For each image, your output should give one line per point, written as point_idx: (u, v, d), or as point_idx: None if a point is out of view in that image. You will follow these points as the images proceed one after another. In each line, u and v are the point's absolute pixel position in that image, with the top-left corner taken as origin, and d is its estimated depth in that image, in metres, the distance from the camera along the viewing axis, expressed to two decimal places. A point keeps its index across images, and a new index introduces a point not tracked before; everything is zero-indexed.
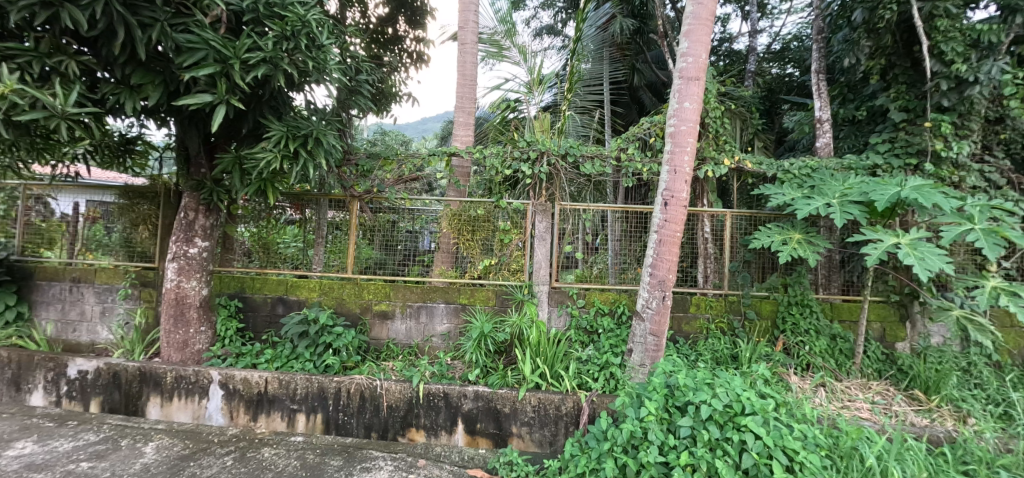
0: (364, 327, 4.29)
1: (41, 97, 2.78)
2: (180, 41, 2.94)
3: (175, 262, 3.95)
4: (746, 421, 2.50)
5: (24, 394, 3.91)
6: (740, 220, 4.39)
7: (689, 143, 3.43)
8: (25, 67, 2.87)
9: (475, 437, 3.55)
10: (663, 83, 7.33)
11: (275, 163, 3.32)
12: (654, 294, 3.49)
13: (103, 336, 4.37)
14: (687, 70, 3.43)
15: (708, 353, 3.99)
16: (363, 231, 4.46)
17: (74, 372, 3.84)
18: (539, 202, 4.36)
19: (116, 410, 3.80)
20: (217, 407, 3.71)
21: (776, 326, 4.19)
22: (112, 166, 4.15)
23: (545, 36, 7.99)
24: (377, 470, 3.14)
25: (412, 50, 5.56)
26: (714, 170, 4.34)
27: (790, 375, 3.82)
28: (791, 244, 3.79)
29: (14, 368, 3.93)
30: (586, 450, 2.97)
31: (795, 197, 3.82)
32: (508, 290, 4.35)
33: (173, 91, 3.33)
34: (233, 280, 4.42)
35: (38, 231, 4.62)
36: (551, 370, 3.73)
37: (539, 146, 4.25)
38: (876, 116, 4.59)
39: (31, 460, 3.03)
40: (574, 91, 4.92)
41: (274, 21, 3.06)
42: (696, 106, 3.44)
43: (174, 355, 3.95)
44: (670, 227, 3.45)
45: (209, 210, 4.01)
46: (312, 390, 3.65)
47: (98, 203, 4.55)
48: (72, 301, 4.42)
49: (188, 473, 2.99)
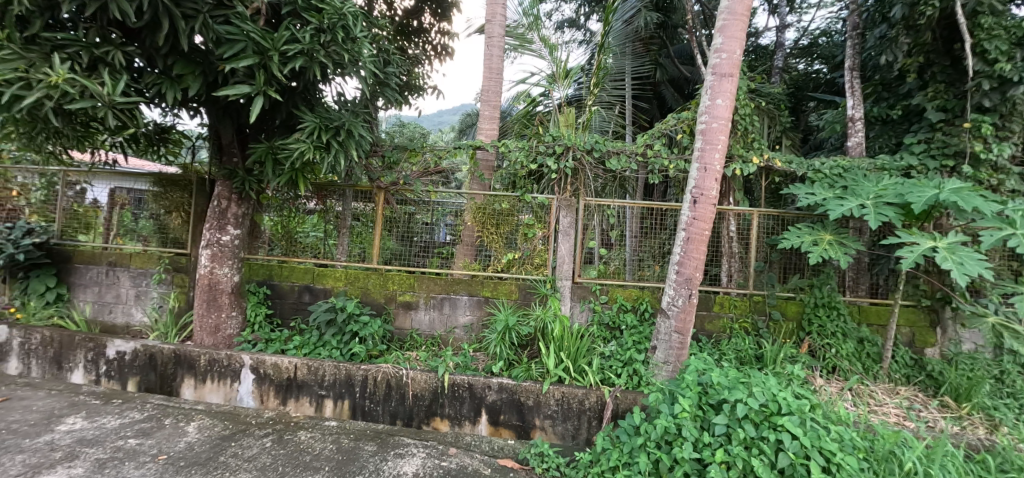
0: (388, 316, 4.35)
1: (91, 85, 2.88)
2: (221, 33, 3.06)
3: (208, 249, 4.04)
4: (782, 421, 2.55)
5: (66, 373, 4.07)
6: (766, 219, 4.33)
7: (720, 141, 3.42)
8: (75, 57, 3.00)
9: (499, 428, 3.63)
10: (685, 78, 7.35)
11: (308, 154, 3.40)
12: (680, 292, 3.51)
13: (138, 319, 4.50)
14: (720, 67, 3.43)
15: (732, 352, 3.98)
16: (386, 223, 4.50)
17: (113, 352, 3.98)
18: (564, 197, 4.37)
19: (153, 390, 3.93)
20: (248, 390, 3.82)
21: (801, 328, 4.14)
22: (147, 153, 4.16)
23: (567, 30, 7.93)
24: (411, 456, 3.22)
25: (437, 42, 5.57)
26: (742, 168, 4.29)
27: (816, 378, 3.79)
28: (822, 245, 3.74)
29: (56, 348, 4.07)
30: (617, 444, 3.05)
31: (826, 198, 3.77)
32: (530, 283, 4.38)
33: (211, 82, 3.45)
34: (261, 267, 4.51)
35: (75, 216, 4.75)
36: (573, 365, 3.78)
37: (565, 141, 4.25)
38: (911, 116, 4.46)
39: (82, 435, 3.16)
40: (600, 85, 4.83)
41: (312, 14, 3.18)
42: (729, 103, 3.43)
43: (206, 339, 4.05)
44: (698, 225, 3.45)
45: (241, 198, 4.10)
46: (339, 377, 3.75)
47: (131, 190, 4.65)
48: (109, 284, 4.56)
49: (230, 453, 3.10)
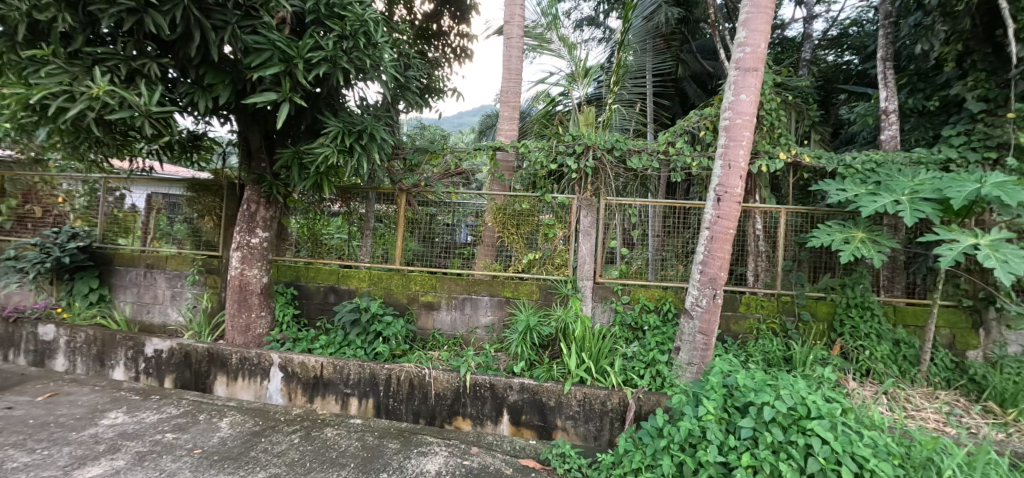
0: (411, 316, 4.42)
1: (129, 96, 3.03)
2: (249, 42, 3.17)
3: (238, 251, 4.18)
4: (812, 425, 2.48)
5: (108, 369, 4.28)
6: (794, 217, 4.21)
7: (745, 137, 3.34)
8: (114, 70, 3.15)
9: (521, 428, 3.64)
10: (708, 74, 7.21)
11: (331, 158, 3.48)
12: (704, 292, 3.44)
13: (174, 318, 4.70)
14: (744, 61, 3.35)
15: (759, 354, 3.87)
16: (407, 224, 4.57)
17: (151, 350, 4.17)
18: (584, 197, 4.35)
19: (188, 386, 4.10)
20: (277, 388, 3.94)
21: (833, 329, 4.00)
22: (181, 161, 4.37)
23: (586, 28, 7.88)
24: (433, 454, 3.26)
25: (456, 45, 5.62)
26: (768, 164, 4.16)
27: (849, 381, 3.65)
28: (854, 243, 3.61)
29: (99, 346, 4.29)
30: (640, 446, 3.02)
31: (858, 194, 3.62)
32: (552, 284, 4.37)
33: (240, 91, 3.57)
34: (289, 269, 4.64)
35: (115, 220, 4.99)
36: (595, 366, 3.76)
37: (585, 140, 4.23)
38: (949, 107, 4.25)
39: (124, 429, 3.32)
40: (620, 83, 4.78)
41: (335, 22, 3.27)
42: (753, 98, 3.35)
43: (238, 338, 4.19)
44: (722, 223, 3.37)
45: (269, 202, 4.23)
46: (364, 376, 3.82)
47: (166, 195, 4.86)
48: (147, 285, 4.78)
49: (261, 448, 3.20)
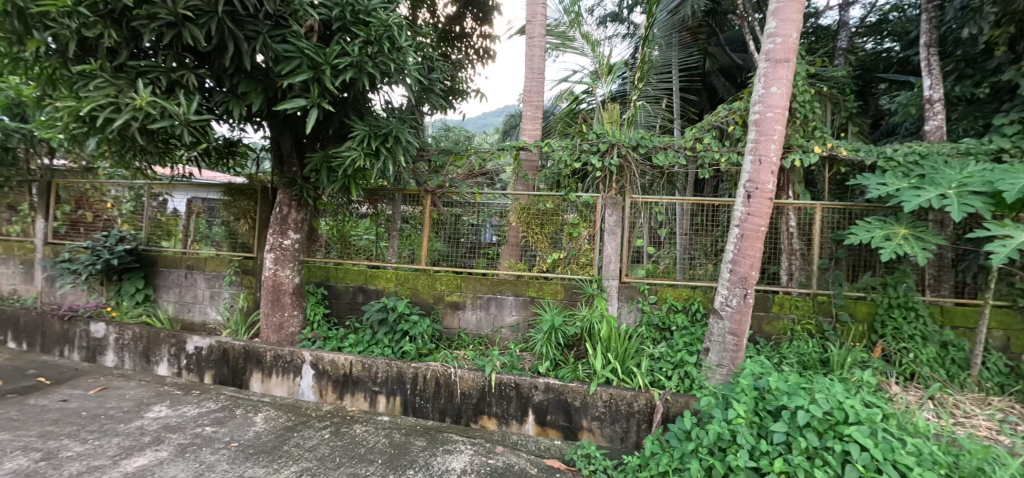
0: (436, 315, 4.47)
1: (169, 107, 3.19)
2: (279, 51, 3.29)
3: (272, 253, 4.34)
4: (850, 431, 2.37)
5: (153, 365, 4.52)
6: (831, 213, 4.03)
7: (776, 131, 3.23)
8: (155, 82, 3.31)
9: (546, 428, 3.63)
10: (737, 67, 7.01)
11: (359, 161, 3.57)
12: (734, 291, 3.34)
13: (213, 317, 4.92)
14: (774, 52, 3.24)
15: (794, 356, 3.73)
16: (433, 225, 4.64)
17: (192, 348, 4.37)
18: (609, 195, 4.29)
19: (226, 382, 4.29)
20: (309, 384, 4.07)
21: (873, 330, 3.81)
22: (218, 167, 4.57)
23: (609, 24, 7.76)
24: (459, 453, 3.29)
25: (479, 46, 5.66)
26: (802, 159, 4.01)
27: (891, 385, 3.48)
28: (896, 240, 3.42)
29: (145, 343, 4.53)
30: (667, 448, 2.96)
31: (900, 188, 3.44)
32: (576, 283, 4.34)
33: (272, 98, 3.71)
34: (320, 269, 4.78)
35: (158, 224, 5.27)
36: (622, 367, 3.71)
37: (609, 138, 4.17)
38: (1001, 94, 3.99)
39: (167, 422, 3.50)
40: (645, 79, 4.70)
41: (361, 28, 3.35)
42: (785, 91, 3.23)
43: (272, 336, 4.34)
44: (753, 220, 3.27)
45: (300, 205, 4.37)
46: (391, 374, 3.90)
47: (204, 199, 5.09)
48: (188, 285, 5.02)
49: (293, 442, 3.32)
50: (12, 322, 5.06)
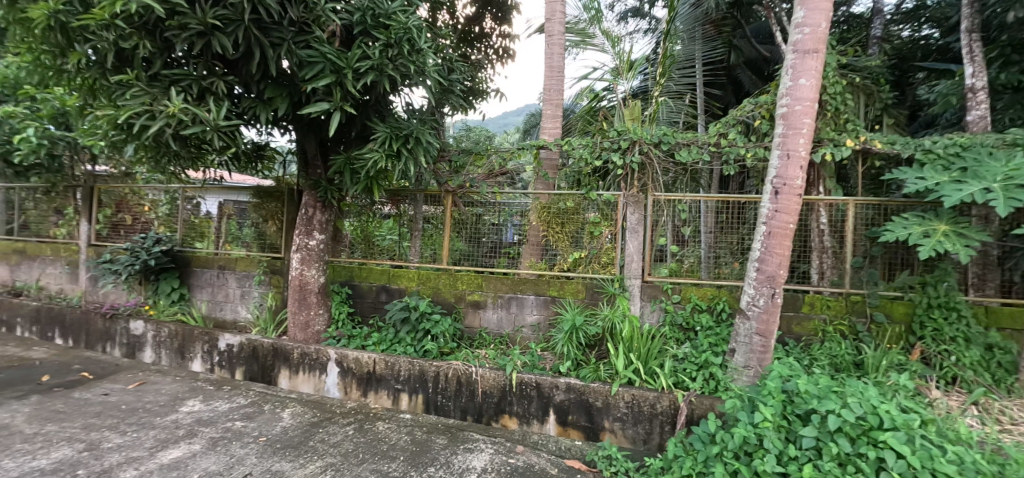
0: (458, 314, 4.51)
1: (200, 113, 3.31)
2: (303, 56, 3.37)
3: (299, 253, 4.46)
4: (885, 437, 2.27)
5: (188, 362, 4.71)
6: (865, 209, 3.86)
7: (805, 124, 3.12)
8: (187, 89, 3.45)
9: (568, 428, 3.61)
10: (763, 59, 6.81)
11: (381, 163, 3.62)
12: (761, 291, 3.25)
13: (243, 315, 5.09)
14: (802, 43, 3.13)
15: (825, 358, 3.59)
16: (454, 225, 4.67)
17: (224, 345, 4.54)
18: (631, 193, 4.22)
19: (256, 379, 4.43)
20: (334, 382, 4.17)
21: (912, 331, 3.63)
22: (248, 170, 4.73)
23: (631, 19, 7.65)
24: (479, 451, 3.31)
25: (499, 46, 5.67)
26: (833, 152, 3.86)
27: (931, 389, 3.30)
28: (935, 237, 3.26)
29: (180, 341, 4.73)
30: (691, 451, 2.90)
31: (939, 182, 3.27)
32: (598, 283, 4.29)
33: (297, 102, 3.81)
34: (344, 269, 4.88)
35: (192, 226, 5.48)
36: (644, 367, 3.66)
37: (631, 135, 4.11)
38: None
39: (200, 416, 3.65)
40: (667, 74, 4.61)
41: (381, 31, 3.40)
42: (814, 82, 3.11)
43: (299, 334, 4.46)
44: (781, 217, 3.16)
45: (325, 206, 4.47)
46: (414, 372, 3.95)
47: (235, 202, 5.27)
48: (220, 284, 5.21)
49: (319, 438, 3.40)
50: (60, 320, 5.36)
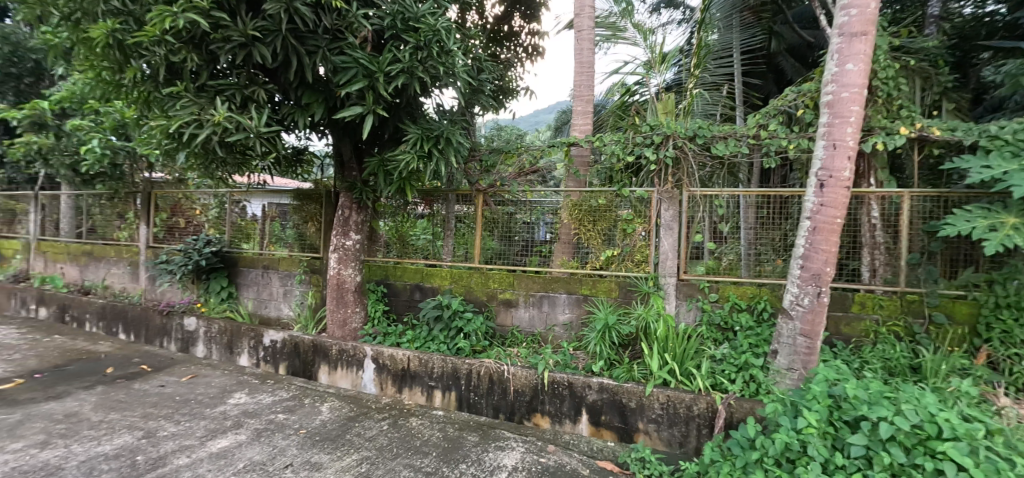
0: (490, 313, 4.53)
1: (243, 121, 3.48)
2: (337, 62, 3.48)
3: (336, 253, 4.61)
4: (944, 447, 2.11)
5: (236, 356, 4.97)
6: (922, 201, 3.59)
7: (853, 112, 2.93)
8: (231, 98, 3.63)
9: (600, 429, 3.56)
10: (807, 44, 6.46)
11: (412, 164, 3.69)
12: (805, 290, 3.07)
13: (286, 312, 5.32)
14: (849, 26, 2.94)
15: (877, 361, 3.36)
16: (485, 224, 4.69)
17: (269, 341, 4.76)
18: (665, 189, 4.10)
19: (298, 374, 4.62)
20: (370, 378, 4.29)
21: (977, 333, 3.35)
22: (289, 174, 4.94)
23: (664, 10, 7.43)
24: (510, 450, 3.32)
25: (528, 44, 5.65)
26: (886, 141, 3.61)
27: (1000, 396, 3.03)
28: (1003, 231, 2.98)
29: (229, 336, 5.00)
30: (728, 456, 2.79)
31: (1008, 171, 2.99)
32: (631, 281, 4.20)
33: (333, 107, 3.94)
34: (380, 268, 5.02)
35: (239, 228, 5.78)
36: (679, 368, 3.55)
37: (664, 129, 3.99)
38: None
39: (246, 408, 3.85)
40: (703, 64, 4.45)
41: (411, 34, 3.47)
42: (862, 67, 2.92)
43: (337, 332, 4.62)
44: (826, 212, 2.99)
45: (360, 207, 4.61)
46: (446, 370, 4.01)
47: (277, 204, 5.51)
48: (265, 283, 5.47)
49: (355, 432, 3.52)
50: (123, 316, 5.79)
